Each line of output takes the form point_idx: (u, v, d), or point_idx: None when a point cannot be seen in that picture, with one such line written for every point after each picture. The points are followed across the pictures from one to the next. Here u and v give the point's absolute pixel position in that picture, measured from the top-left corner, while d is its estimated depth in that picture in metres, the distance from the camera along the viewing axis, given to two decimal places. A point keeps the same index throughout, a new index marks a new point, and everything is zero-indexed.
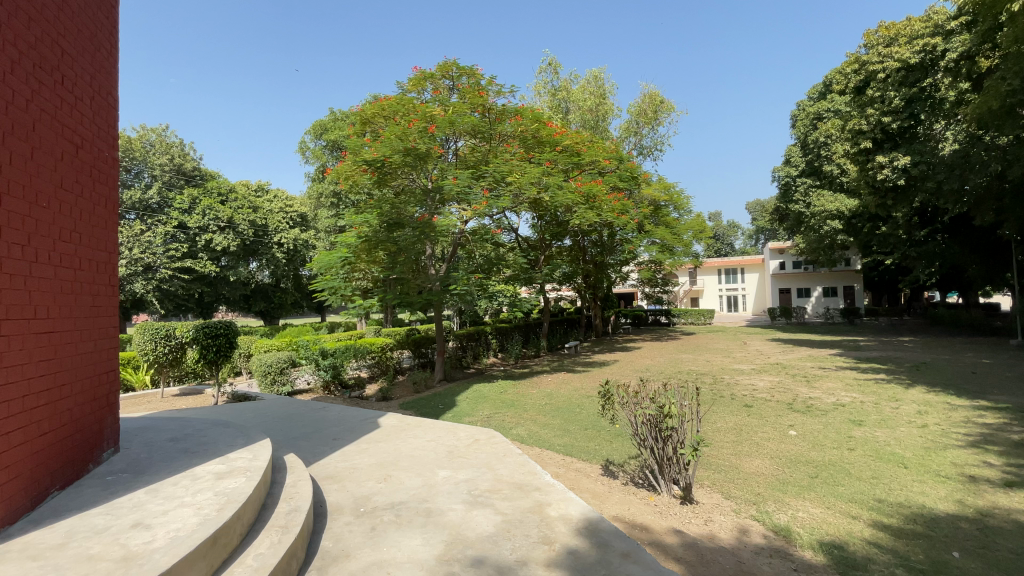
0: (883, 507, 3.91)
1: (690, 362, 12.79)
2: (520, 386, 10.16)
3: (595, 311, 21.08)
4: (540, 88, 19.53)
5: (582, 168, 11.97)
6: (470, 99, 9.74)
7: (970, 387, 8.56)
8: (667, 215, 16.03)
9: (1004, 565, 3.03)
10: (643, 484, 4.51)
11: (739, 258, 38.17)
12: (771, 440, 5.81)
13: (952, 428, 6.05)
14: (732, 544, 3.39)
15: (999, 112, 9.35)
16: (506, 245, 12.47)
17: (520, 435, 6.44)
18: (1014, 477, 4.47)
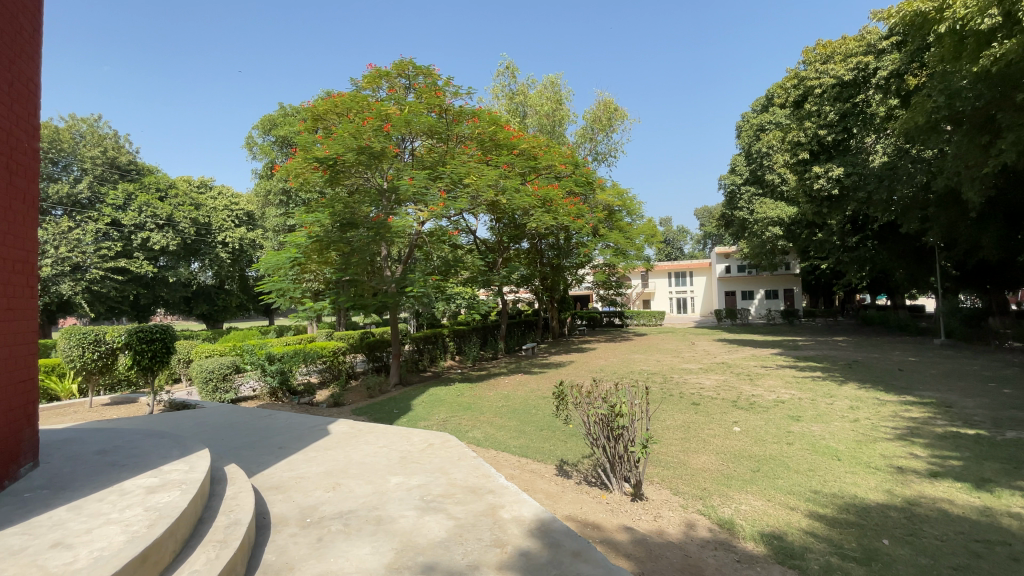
0: (818, 498, 4.15)
1: (642, 362, 13.15)
2: (477, 389, 10.11)
3: (551, 313, 21.29)
4: (497, 91, 19.61)
5: (539, 172, 12.06)
6: (427, 99, 9.66)
7: (895, 383, 9.25)
8: (621, 219, 16.46)
9: (923, 547, 3.28)
10: (596, 483, 4.59)
11: (688, 262, 39.71)
12: (716, 436, 6.05)
13: (879, 422, 6.50)
14: (680, 538, 3.50)
15: (925, 128, 10.03)
16: (463, 247, 12.39)
17: (475, 438, 6.40)
18: (932, 466, 4.85)
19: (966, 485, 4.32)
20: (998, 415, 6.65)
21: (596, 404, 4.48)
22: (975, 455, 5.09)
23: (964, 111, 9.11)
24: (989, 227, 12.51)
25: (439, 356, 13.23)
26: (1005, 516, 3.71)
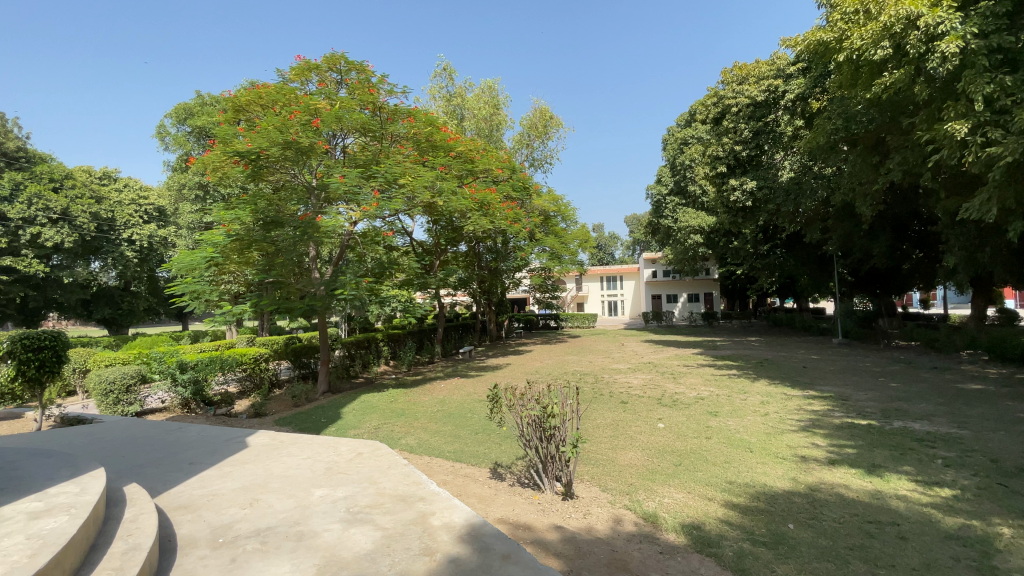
0: (733, 488, 4.44)
1: (576, 363, 13.49)
2: (411, 394, 9.90)
3: (488, 317, 21.31)
4: (433, 92, 19.40)
5: (476, 176, 12.00)
6: (360, 96, 9.36)
7: (800, 379, 10.14)
8: (556, 224, 16.84)
9: (821, 528, 3.61)
10: (528, 484, 4.63)
11: (619, 267, 41.35)
12: (643, 433, 6.32)
13: (786, 415, 7.09)
14: (608, 534, 3.61)
15: (826, 148, 11.07)
16: (397, 249, 12.09)
17: (408, 444, 6.25)
18: (829, 454, 5.36)
19: (858, 470, 4.82)
20: (884, 405, 7.48)
21: (529, 406, 4.51)
22: (865, 443, 5.68)
23: (857, 134, 10.17)
24: (877, 238, 14.03)
25: (371, 361, 12.79)
26: (888, 496, 4.16)
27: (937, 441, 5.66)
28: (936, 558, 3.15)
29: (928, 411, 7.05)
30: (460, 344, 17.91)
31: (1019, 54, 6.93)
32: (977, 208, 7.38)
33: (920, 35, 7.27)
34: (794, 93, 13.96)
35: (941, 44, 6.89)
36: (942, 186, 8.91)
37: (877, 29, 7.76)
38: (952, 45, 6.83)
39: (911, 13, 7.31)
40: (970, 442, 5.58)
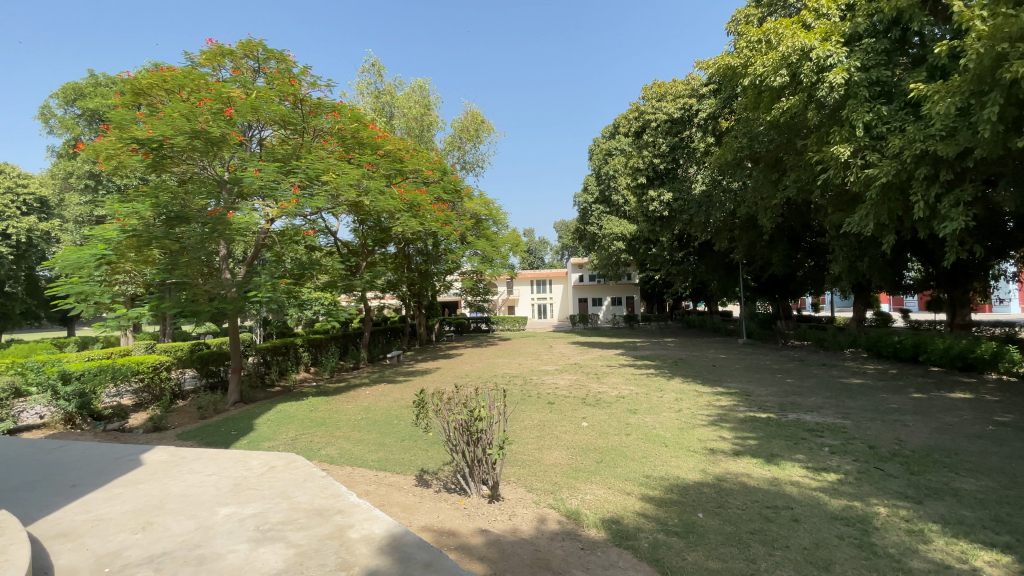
0: (650, 481, 4.68)
1: (504, 366, 13.60)
2: (333, 402, 9.46)
3: (417, 320, 20.90)
4: (361, 89, 18.79)
5: (405, 176, 11.73)
6: (279, 86, 8.85)
7: (711, 376, 10.94)
8: (487, 228, 16.92)
9: (727, 516, 3.89)
10: (455, 489, 4.58)
11: (548, 271, 42.28)
12: (567, 433, 6.49)
13: (698, 411, 7.60)
14: (532, 534, 3.65)
15: (733, 163, 12.08)
16: (319, 250, 11.53)
17: (328, 455, 5.96)
18: (735, 445, 5.80)
19: (759, 460, 5.26)
20: (781, 399, 8.24)
21: (456, 409, 4.44)
22: (765, 435, 6.22)
23: (760, 152, 11.15)
24: (777, 248, 15.45)
25: (289, 368, 12.09)
26: (784, 483, 4.58)
27: (824, 430, 6.32)
28: (823, 537, 3.50)
29: (816, 403, 7.88)
30: (388, 349, 17.40)
31: (890, 89, 7.97)
32: (857, 221, 8.40)
33: (812, 66, 8.17)
34: (704, 113, 15.39)
35: (830, 75, 7.84)
36: (830, 202, 10.01)
37: (777, 58, 8.58)
38: (839, 77, 7.76)
39: (805, 46, 8.19)
40: (851, 430, 6.29)
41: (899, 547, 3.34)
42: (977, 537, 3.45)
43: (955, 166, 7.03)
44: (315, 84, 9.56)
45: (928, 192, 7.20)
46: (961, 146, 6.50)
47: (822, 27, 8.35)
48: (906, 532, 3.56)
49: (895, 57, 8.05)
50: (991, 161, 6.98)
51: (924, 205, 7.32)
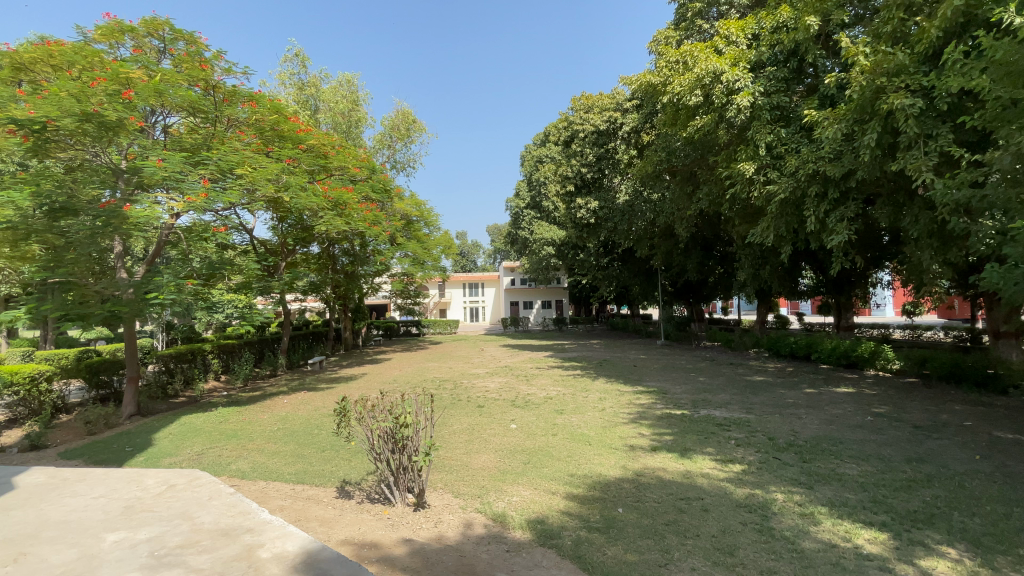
0: (574, 480, 4.81)
1: (434, 370, 13.41)
2: (247, 412, 8.82)
3: (343, 324, 20.03)
4: (284, 79, 17.78)
5: (330, 172, 11.21)
6: (188, 70, 8.16)
7: (633, 376, 11.47)
8: (418, 229, 16.65)
9: (644, 509, 4.09)
10: (379, 499, 4.43)
11: (480, 274, 42.29)
12: (496, 435, 6.52)
13: (621, 409, 7.93)
14: (457, 540, 3.62)
15: (653, 175, 12.81)
16: (232, 249, 10.72)
17: (239, 470, 5.53)
18: (653, 442, 6.12)
19: (675, 454, 5.58)
20: (695, 397, 8.81)
21: (381, 416, 4.27)
22: (680, 430, 6.61)
23: (677, 166, 11.90)
24: (692, 256, 16.55)
25: (197, 377, 11.03)
26: (696, 475, 4.89)
27: (731, 425, 6.84)
28: (728, 524, 3.77)
29: (724, 400, 8.51)
30: (310, 354, 16.51)
31: (788, 113, 8.83)
32: (760, 233, 9.22)
33: (722, 88, 8.85)
34: (627, 127, 16.37)
35: (738, 98, 8.56)
36: (737, 214, 10.89)
37: (692, 79, 9.19)
38: (745, 100, 8.48)
39: (716, 70, 8.86)
40: (754, 424, 6.86)
41: (792, 530, 3.68)
42: (855, 516, 3.89)
43: (840, 185, 7.90)
44: (230, 69, 8.94)
45: (819, 207, 8.05)
46: (846, 167, 7.34)
47: (732, 53, 9.08)
48: (799, 515, 3.94)
49: (792, 85, 8.91)
50: (869, 183, 7.94)
51: (815, 220, 8.18)
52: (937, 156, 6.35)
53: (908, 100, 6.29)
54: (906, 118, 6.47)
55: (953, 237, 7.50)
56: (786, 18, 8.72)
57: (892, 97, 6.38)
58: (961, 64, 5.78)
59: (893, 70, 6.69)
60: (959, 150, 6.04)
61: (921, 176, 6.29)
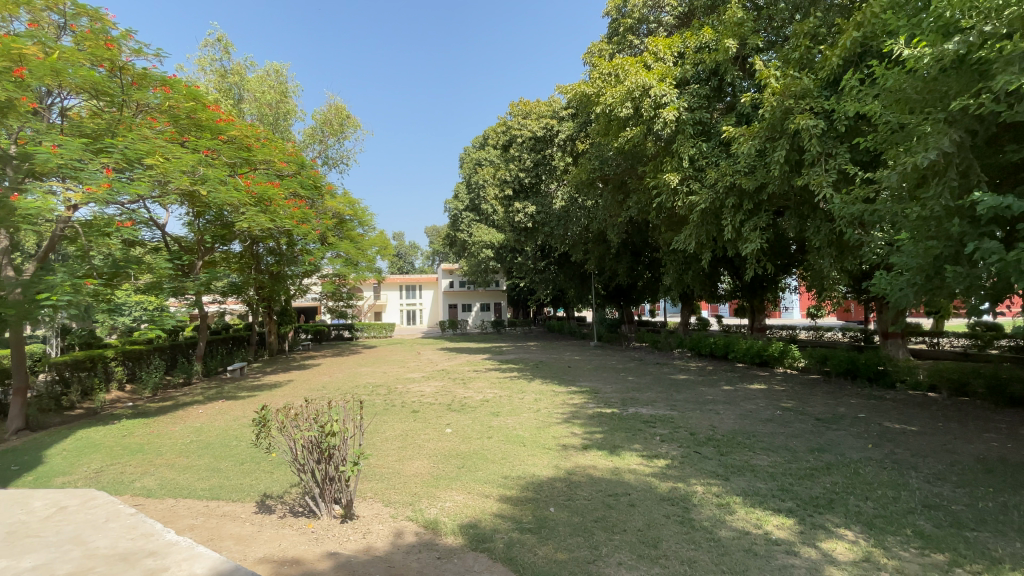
0: (508, 482, 4.83)
1: (367, 375, 12.98)
2: (156, 424, 8.07)
3: (268, 328, 18.88)
4: (203, 64, 16.56)
5: (254, 166, 10.54)
6: (92, 49, 7.38)
7: (567, 377, 11.73)
8: (351, 229, 16.10)
9: (575, 507, 4.18)
10: (303, 512, 4.20)
11: (417, 276, 41.52)
12: (430, 440, 6.41)
13: (554, 410, 8.08)
14: (386, 551, 3.50)
15: (587, 182, 13.23)
16: (140, 246, 9.78)
17: (144, 487, 5.03)
18: (585, 440, 6.28)
19: (605, 452, 5.76)
20: (625, 396, 9.15)
21: (305, 425, 4.05)
22: (610, 428, 6.84)
23: (609, 174, 12.34)
24: (623, 261, 17.22)
25: (97, 387, 9.91)
26: (625, 472, 5.08)
27: (657, 421, 7.18)
28: (654, 518, 3.94)
29: (652, 398, 8.92)
30: (230, 360, 15.39)
31: (709, 128, 9.44)
32: (684, 240, 9.78)
33: (651, 102, 9.29)
34: (562, 135, 16.77)
35: (664, 112, 9.05)
36: (663, 222, 11.49)
37: (623, 91, 9.56)
38: (671, 115, 8.97)
39: (645, 84, 9.28)
40: (678, 420, 7.23)
41: (711, 520, 3.91)
42: (766, 504, 4.20)
43: (753, 198, 8.56)
44: (139, 50, 8.18)
45: (735, 217, 8.67)
46: (759, 181, 7.98)
47: (659, 69, 9.56)
48: (717, 505, 4.19)
49: (713, 102, 9.53)
50: (779, 196, 8.66)
51: (732, 229, 8.80)
52: (835, 173, 7.05)
53: (812, 121, 6.95)
54: (810, 137, 7.14)
55: (848, 247, 8.36)
56: (708, 40, 9.34)
57: (799, 118, 7.02)
58: (856, 91, 6.45)
59: (800, 93, 7.36)
60: (854, 168, 6.74)
61: (822, 190, 6.97)
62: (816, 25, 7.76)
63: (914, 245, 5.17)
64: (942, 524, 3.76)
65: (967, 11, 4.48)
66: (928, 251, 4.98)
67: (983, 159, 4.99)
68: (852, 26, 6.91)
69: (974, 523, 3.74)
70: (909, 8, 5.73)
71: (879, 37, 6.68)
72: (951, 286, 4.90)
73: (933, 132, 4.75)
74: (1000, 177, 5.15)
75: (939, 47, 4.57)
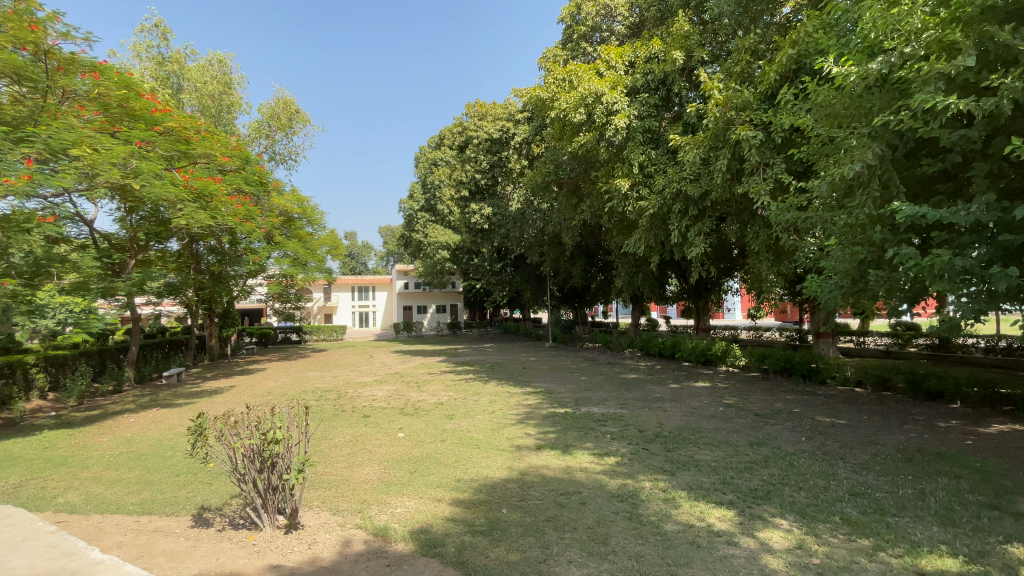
0: (461, 485, 4.80)
1: (316, 379, 12.54)
2: (81, 435, 7.45)
3: (209, 331, 17.87)
4: (138, 50, 15.54)
5: (193, 160, 9.94)
6: (11, 30, 6.77)
7: (523, 378, 11.80)
8: (300, 228, 15.55)
9: (528, 508, 4.20)
10: (243, 525, 4.00)
11: (370, 277, 40.54)
12: (382, 445, 6.27)
13: (509, 411, 8.10)
14: (333, 561, 3.39)
15: (542, 185, 13.41)
16: (64, 242, 9.02)
17: (66, 503, 4.63)
18: (538, 441, 6.33)
19: (558, 451, 5.84)
20: (579, 396, 9.30)
21: (246, 433, 3.85)
22: (563, 428, 6.94)
23: (563, 178, 12.52)
24: (577, 263, 17.51)
25: (15, 396, 9.05)
26: (577, 470, 5.16)
27: (609, 420, 7.34)
28: (605, 515, 4.02)
29: (604, 397, 9.11)
30: (166, 366, 14.44)
31: (658, 136, 9.78)
32: (634, 243, 10.08)
33: (603, 109, 9.49)
34: (518, 138, 17.61)
35: (615, 119, 9.31)
36: (614, 226, 11.79)
37: (577, 97, 9.70)
38: (622, 122, 9.22)
39: (598, 91, 9.48)
40: (628, 418, 7.43)
41: (659, 514, 4.03)
42: (709, 497, 4.38)
43: (699, 204, 8.93)
44: (66, 33, 7.53)
45: (681, 222, 9.02)
46: (703, 188, 8.34)
47: (612, 76, 9.77)
48: (663, 500, 4.33)
49: (661, 112, 9.88)
50: (722, 202, 9.09)
51: (678, 234, 9.15)
52: (773, 181, 7.47)
53: (752, 133, 7.35)
54: (750, 147, 7.54)
55: (784, 251, 8.89)
56: (657, 50, 9.67)
57: (740, 129, 7.41)
58: (791, 105, 6.86)
59: (741, 105, 7.76)
60: (789, 178, 7.17)
61: (761, 198, 7.38)
62: (756, 41, 8.20)
63: (842, 250, 5.56)
64: (867, 510, 4.05)
65: (889, 34, 4.85)
66: (854, 256, 5.36)
67: (902, 171, 5.43)
68: (788, 44, 7.35)
69: (894, 509, 4.06)
70: (838, 29, 6.15)
71: (812, 56, 7.15)
72: (874, 289, 5.30)
73: (859, 145, 5.12)
74: (916, 189, 5.62)
75: (865, 67, 4.92)
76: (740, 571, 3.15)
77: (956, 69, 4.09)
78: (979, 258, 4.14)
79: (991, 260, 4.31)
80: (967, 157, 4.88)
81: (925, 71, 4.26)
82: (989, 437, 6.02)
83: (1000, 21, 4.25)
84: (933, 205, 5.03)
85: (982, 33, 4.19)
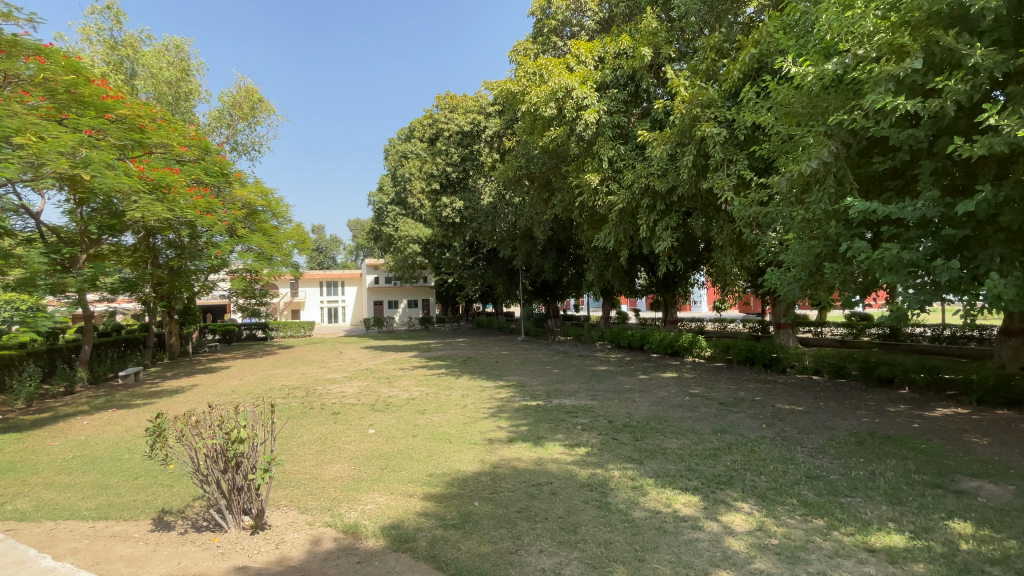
0: (432, 479, 4.80)
1: (283, 377, 12.27)
2: (31, 439, 7.09)
3: (168, 328, 17.19)
4: (87, 33, 14.73)
5: (148, 149, 9.48)
6: None
7: (495, 372, 11.83)
8: (264, 221, 15.24)
9: (499, 500, 4.24)
10: (207, 527, 3.89)
11: (340, 272, 39.85)
12: (351, 442, 6.19)
13: (481, 405, 8.11)
14: (302, 559, 3.34)
15: (513, 180, 13.53)
16: (8, 236, 8.51)
17: (15, 510, 4.40)
18: (510, 433, 6.38)
19: (529, 444, 5.89)
20: (550, 388, 9.41)
21: (208, 433, 3.69)
22: (535, 420, 7.02)
23: (535, 172, 12.56)
24: (548, 256, 17.71)
25: None
26: (548, 461, 5.23)
27: (579, 412, 7.44)
28: (576, 505, 4.08)
29: (576, 390, 9.23)
30: (122, 365, 13.84)
31: (627, 131, 9.93)
32: (603, 238, 10.22)
33: (573, 103, 9.54)
34: (489, 131, 17.92)
35: (585, 114, 9.37)
36: (585, 220, 11.95)
37: (548, 91, 9.69)
38: (592, 117, 9.31)
39: (568, 86, 9.52)
40: (598, 409, 7.56)
41: (626, 502, 4.13)
42: (675, 484, 4.51)
43: (666, 200, 9.09)
44: (8, 13, 7.05)
45: (649, 217, 9.21)
46: (670, 183, 8.53)
47: (581, 71, 9.87)
48: (632, 488, 4.44)
49: (630, 107, 9.99)
50: (688, 198, 9.28)
51: (646, 228, 9.36)
52: (735, 177, 7.70)
53: (716, 129, 7.55)
54: (715, 144, 7.74)
55: (747, 246, 9.16)
56: (626, 46, 9.80)
57: (706, 126, 7.60)
58: (753, 102, 7.09)
59: (706, 103, 7.98)
60: (751, 174, 7.41)
61: (725, 192, 7.60)
62: (720, 40, 8.42)
63: (800, 244, 5.79)
64: (822, 492, 4.26)
65: (844, 36, 5.05)
66: (811, 250, 5.60)
67: (857, 168, 5.67)
68: (751, 43, 7.55)
69: (847, 490, 4.28)
70: (797, 30, 6.35)
71: (772, 55, 7.39)
72: (830, 280, 5.56)
73: (817, 143, 5.32)
74: (868, 185, 5.89)
75: (822, 66, 5.11)
76: (704, 553, 3.26)
77: (905, 70, 4.28)
78: (925, 251, 4.38)
79: (935, 253, 4.56)
80: (915, 156, 5.14)
81: (877, 72, 4.45)
82: (934, 420, 6.42)
83: (945, 27, 4.49)
84: (885, 201, 5.28)
85: (929, 37, 4.40)
